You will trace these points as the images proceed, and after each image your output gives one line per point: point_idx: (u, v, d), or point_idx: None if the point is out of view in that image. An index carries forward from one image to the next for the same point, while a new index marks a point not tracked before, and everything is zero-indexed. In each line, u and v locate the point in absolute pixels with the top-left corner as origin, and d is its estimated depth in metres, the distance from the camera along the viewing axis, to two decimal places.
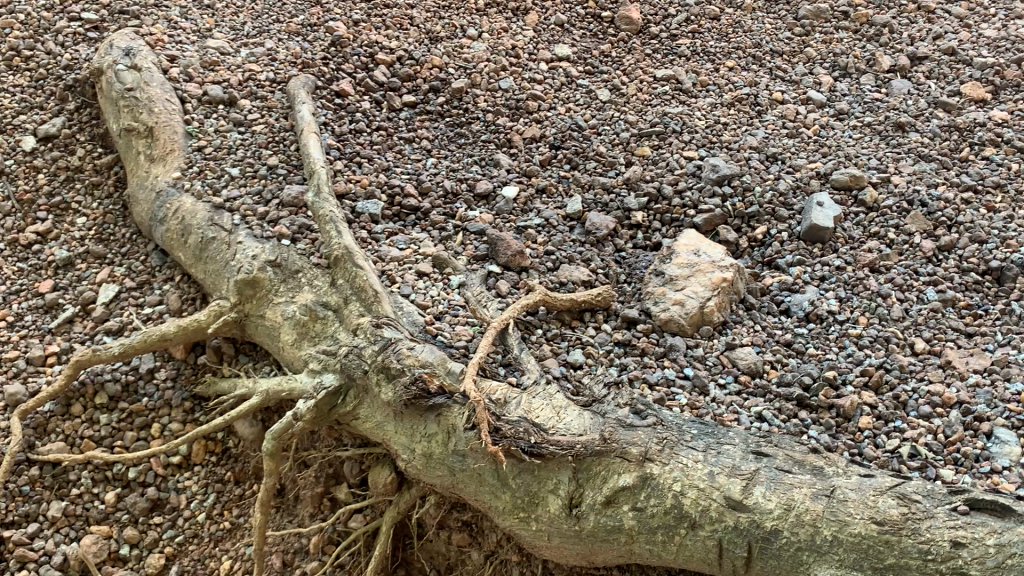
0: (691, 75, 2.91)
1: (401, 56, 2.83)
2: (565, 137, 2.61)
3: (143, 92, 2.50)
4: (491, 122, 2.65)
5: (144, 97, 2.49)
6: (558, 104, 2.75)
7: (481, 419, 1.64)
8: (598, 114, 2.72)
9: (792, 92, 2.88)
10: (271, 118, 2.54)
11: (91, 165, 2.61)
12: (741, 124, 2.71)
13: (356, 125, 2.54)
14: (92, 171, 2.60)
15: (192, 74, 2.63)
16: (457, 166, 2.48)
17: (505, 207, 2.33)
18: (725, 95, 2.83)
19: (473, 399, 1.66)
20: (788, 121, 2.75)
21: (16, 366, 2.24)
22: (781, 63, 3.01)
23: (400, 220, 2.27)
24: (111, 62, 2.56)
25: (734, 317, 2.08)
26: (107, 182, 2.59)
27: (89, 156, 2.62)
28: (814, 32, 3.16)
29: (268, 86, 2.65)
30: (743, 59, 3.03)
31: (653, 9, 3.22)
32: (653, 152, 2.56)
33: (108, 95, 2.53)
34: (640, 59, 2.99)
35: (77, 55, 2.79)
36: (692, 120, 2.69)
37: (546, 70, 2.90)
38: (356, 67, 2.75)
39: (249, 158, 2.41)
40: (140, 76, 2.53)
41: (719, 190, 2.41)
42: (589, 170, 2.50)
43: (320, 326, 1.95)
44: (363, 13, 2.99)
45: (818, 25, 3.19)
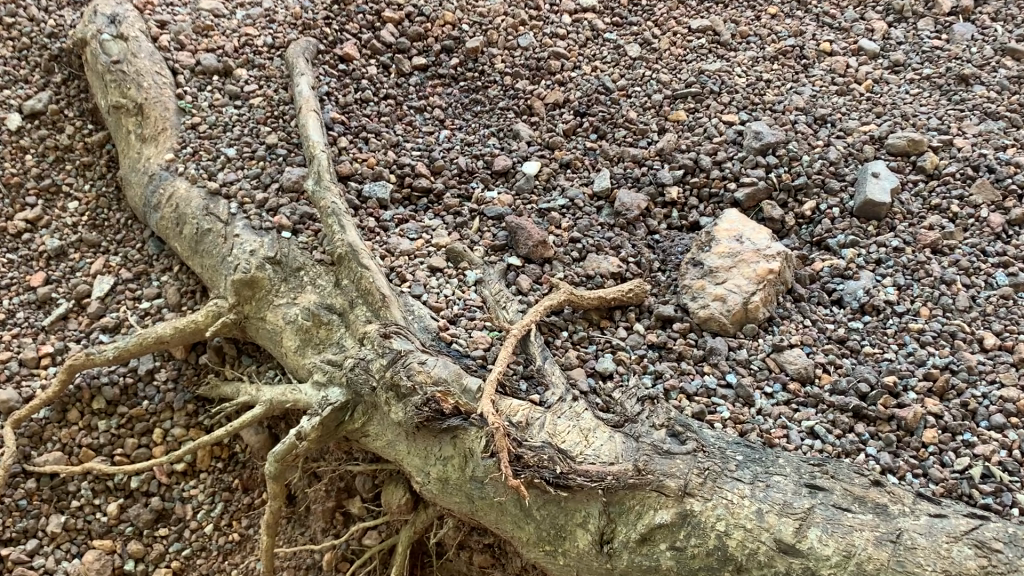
0: (729, 25, 2.64)
1: (410, 13, 2.57)
2: (591, 102, 2.37)
3: (131, 64, 2.28)
4: (509, 86, 2.43)
5: (132, 70, 2.27)
6: (585, 63, 2.51)
7: (500, 448, 1.47)
8: (627, 73, 2.48)
9: (842, 42, 2.61)
10: (270, 89, 2.35)
11: (81, 144, 2.43)
12: (786, 81, 2.46)
13: (362, 94, 2.32)
14: (84, 150, 2.43)
15: (184, 42, 2.42)
16: (473, 139, 2.26)
17: (525, 184, 2.12)
18: (767, 48, 2.57)
19: (492, 425, 1.50)
20: (837, 75, 2.49)
21: (7, 368, 2.10)
22: (829, 8, 2.73)
23: (411, 204, 2.08)
24: (95, 31, 2.33)
25: (780, 311, 1.87)
26: (99, 162, 2.42)
27: (79, 134, 2.44)
28: None
29: (267, 52, 2.44)
30: (786, 4, 2.75)
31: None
32: (688, 116, 2.33)
33: (94, 68, 2.31)
34: (673, 6, 2.72)
35: (63, 20, 2.57)
36: (731, 78, 2.45)
37: (570, 23, 2.64)
38: (361, 26, 2.52)
39: (246, 137, 2.22)
40: (127, 47, 2.31)
41: (763, 160, 2.18)
42: (618, 140, 2.28)
43: (324, 332, 1.78)
44: None
45: None
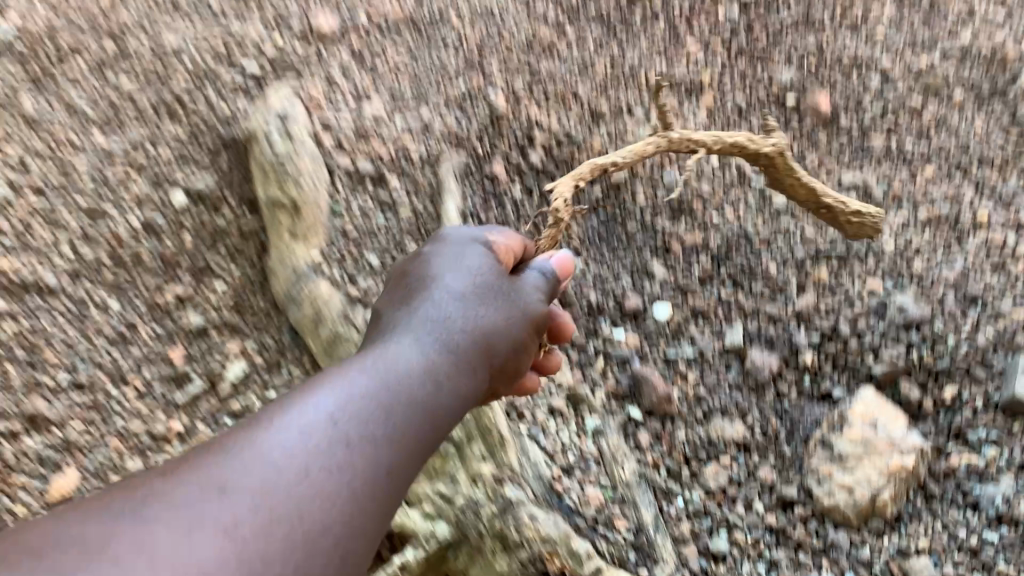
0: (880, 180, 2.50)
1: (559, 138, 2.46)
2: (732, 248, 2.23)
3: (295, 165, 2.07)
4: (649, 223, 2.23)
5: (295, 171, 2.07)
6: (727, 203, 2.30)
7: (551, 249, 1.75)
8: (772, 220, 2.29)
9: (1002, 213, 2.41)
10: (418, 204, 2.26)
11: (238, 229, 2.10)
12: (936, 249, 2.33)
13: (503, 216, 2.33)
14: (240, 236, 2.10)
15: (344, 144, 2.26)
16: (606, 271, 2.16)
17: (655, 329, 2.10)
18: (922, 210, 2.43)
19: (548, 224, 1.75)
20: (994, 249, 2.33)
21: (137, 439, 1.75)
22: (991, 174, 2.51)
23: (538, 333, 2.07)
24: (263, 127, 2.10)
25: (909, 508, 1.84)
26: (251, 250, 2.10)
27: (237, 221, 2.11)
28: None
29: (419, 165, 2.30)
30: (945, 166, 2.53)
31: (844, 96, 2.67)
32: (830, 278, 2.21)
33: (256, 161, 2.10)
34: (824, 155, 2.55)
35: (223, 48, 2.27)
36: (880, 240, 2.31)
37: (718, 164, 2.35)
38: (510, 143, 2.42)
39: (390, 245, 2.18)
40: (294, 147, 2.09)
41: (906, 335, 2.10)
42: (754, 292, 2.17)
43: (437, 461, 1.66)
44: (524, 82, 2.51)
45: None
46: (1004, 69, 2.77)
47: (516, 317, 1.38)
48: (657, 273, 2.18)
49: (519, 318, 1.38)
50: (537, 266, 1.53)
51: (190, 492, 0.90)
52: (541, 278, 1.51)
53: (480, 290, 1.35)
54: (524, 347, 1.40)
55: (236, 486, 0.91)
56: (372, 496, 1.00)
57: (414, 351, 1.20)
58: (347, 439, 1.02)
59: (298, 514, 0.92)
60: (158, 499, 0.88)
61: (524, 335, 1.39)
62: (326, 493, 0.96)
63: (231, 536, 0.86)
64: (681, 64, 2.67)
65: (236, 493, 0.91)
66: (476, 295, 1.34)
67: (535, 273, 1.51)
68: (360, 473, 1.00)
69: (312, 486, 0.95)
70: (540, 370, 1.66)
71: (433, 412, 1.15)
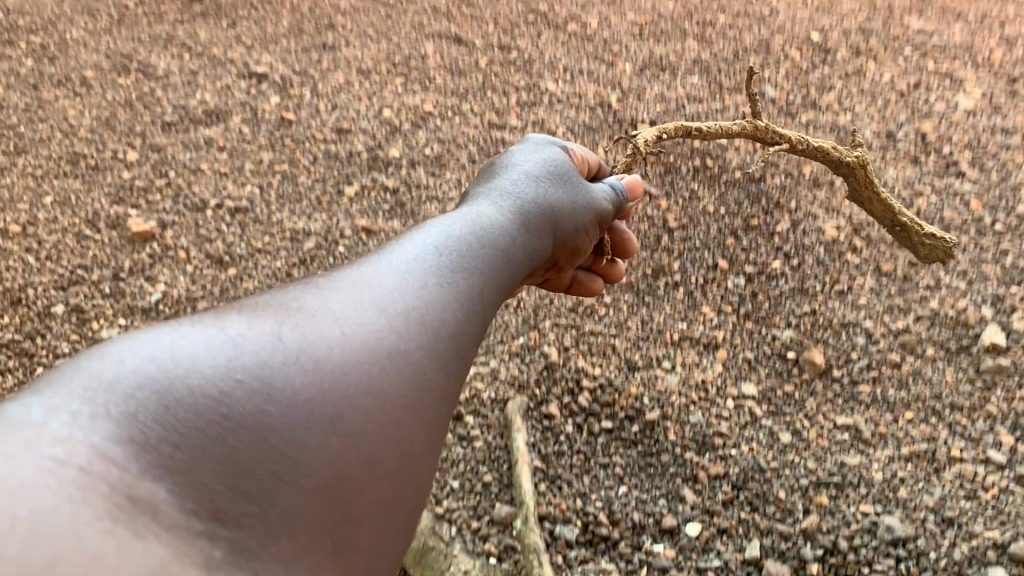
0: (869, 421, 2.57)
1: (602, 381, 2.69)
2: (747, 476, 2.45)
3: None
4: (680, 454, 2.52)
5: None
6: (744, 440, 2.54)
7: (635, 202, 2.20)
8: (779, 454, 2.50)
9: (971, 449, 2.49)
10: (488, 436, 2.59)
11: None
12: (918, 477, 2.43)
13: (559, 446, 2.55)
14: None
15: None
16: (645, 493, 2.43)
17: (687, 543, 2.31)
18: (903, 446, 2.50)
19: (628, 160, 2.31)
20: (967, 480, 2.41)
21: None
22: (960, 416, 2.56)
23: (592, 547, 2.34)
24: None
25: None
26: None
27: None
28: (998, 384, 2.62)
29: (490, 404, 2.67)
30: (921, 411, 2.59)
31: (836, 351, 2.74)
32: (830, 501, 2.38)
33: None
34: (819, 401, 2.63)
35: None
36: (870, 471, 2.45)
37: (732, 408, 2.62)
38: (563, 388, 2.68)
39: (468, 470, 2.52)
40: None
41: (894, 551, 2.27)
42: (767, 513, 2.38)
43: None
44: (571, 337, 2.82)
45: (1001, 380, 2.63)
46: (967, 331, 2.76)
47: (581, 212, 1.81)
48: (688, 496, 2.41)
49: (581, 206, 1.81)
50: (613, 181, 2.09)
51: (375, 273, 1.19)
52: (612, 190, 2.03)
53: (563, 180, 1.84)
54: (587, 234, 1.85)
55: (403, 271, 1.22)
56: (497, 268, 1.40)
57: (502, 209, 1.58)
58: (482, 243, 1.40)
59: (440, 289, 1.22)
60: (352, 277, 1.18)
61: (587, 224, 1.84)
62: (466, 269, 1.31)
63: (401, 305, 1.14)
64: (700, 323, 2.84)
65: (402, 271, 1.21)
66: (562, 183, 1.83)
67: (606, 187, 2.01)
68: (495, 250, 1.42)
69: (454, 265, 1.29)
70: (607, 277, 2.26)
71: (534, 244, 1.59)
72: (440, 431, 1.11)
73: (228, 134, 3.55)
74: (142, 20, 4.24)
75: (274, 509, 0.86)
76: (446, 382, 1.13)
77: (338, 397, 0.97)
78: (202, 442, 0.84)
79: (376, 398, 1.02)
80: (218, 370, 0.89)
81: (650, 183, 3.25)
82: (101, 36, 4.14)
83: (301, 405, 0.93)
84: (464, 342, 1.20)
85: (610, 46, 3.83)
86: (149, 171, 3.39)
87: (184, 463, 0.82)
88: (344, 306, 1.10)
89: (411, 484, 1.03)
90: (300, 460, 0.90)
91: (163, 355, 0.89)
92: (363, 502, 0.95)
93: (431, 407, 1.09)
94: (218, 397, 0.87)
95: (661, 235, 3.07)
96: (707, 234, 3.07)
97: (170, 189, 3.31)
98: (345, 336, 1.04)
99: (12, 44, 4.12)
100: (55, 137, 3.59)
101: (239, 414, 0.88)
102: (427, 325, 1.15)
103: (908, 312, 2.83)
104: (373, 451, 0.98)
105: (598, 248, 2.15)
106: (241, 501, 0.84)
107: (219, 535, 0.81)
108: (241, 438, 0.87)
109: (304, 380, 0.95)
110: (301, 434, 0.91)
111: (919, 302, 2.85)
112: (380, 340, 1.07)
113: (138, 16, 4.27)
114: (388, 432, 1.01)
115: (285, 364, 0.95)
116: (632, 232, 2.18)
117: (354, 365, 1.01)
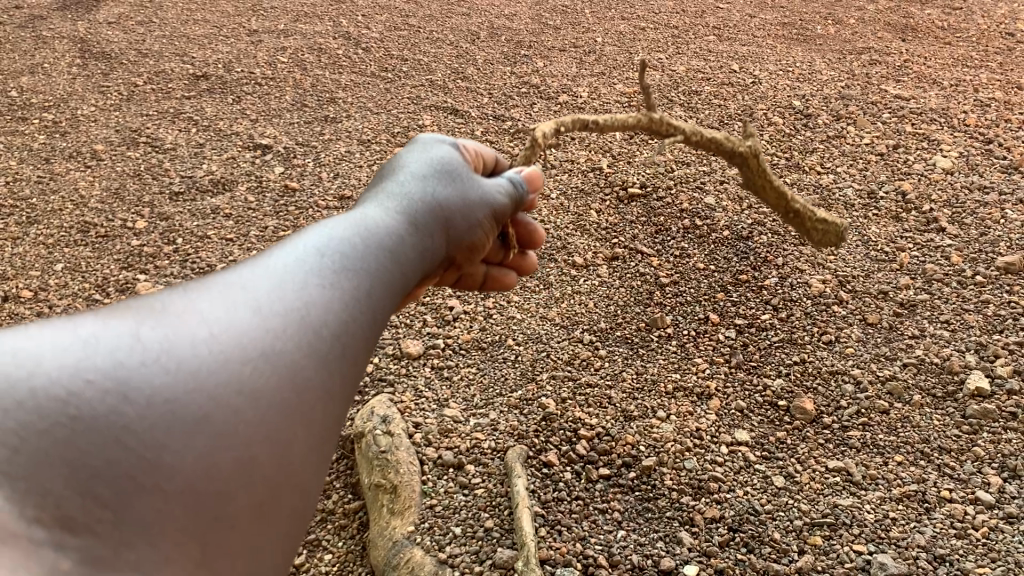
0: (860, 465, 2.48)
1: (600, 430, 2.62)
2: (743, 518, 2.36)
3: (394, 453, 2.56)
4: (676, 498, 2.43)
5: (394, 458, 2.55)
6: (738, 484, 2.46)
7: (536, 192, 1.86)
8: (774, 497, 2.42)
9: (960, 490, 2.39)
10: (490, 484, 2.52)
11: (341, 508, 2.60)
12: (911, 518, 2.32)
13: (558, 493, 2.47)
14: (341, 513, 2.59)
15: (431, 438, 2.66)
16: (643, 537, 2.34)
17: None
18: (893, 487, 2.41)
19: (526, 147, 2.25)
20: (958, 519, 2.31)
21: None
22: (950, 459, 2.47)
23: None
24: (370, 426, 2.65)
25: None
26: (351, 523, 2.56)
27: (340, 501, 2.62)
28: (982, 430, 2.54)
29: (490, 453, 2.61)
30: (912, 453, 2.50)
31: (826, 398, 2.69)
32: (824, 542, 2.29)
33: (363, 455, 2.61)
34: (812, 446, 2.56)
35: None
36: (862, 512, 2.35)
37: (726, 453, 2.55)
38: (561, 437, 2.62)
39: (470, 518, 2.43)
40: (393, 440, 2.60)
41: None
42: (763, 555, 2.27)
43: None
44: (569, 389, 2.77)
45: (985, 423, 2.56)
46: (953, 378, 2.69)
47: (477, 207, 1.49)
48: (685, 538, 2.31)
49: (480, 207, 1.50)
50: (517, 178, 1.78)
51: (251, 270, 1.03)
52: (511, 184, 1.73)
53: (463, 173, 1.53)
54: (486, 232, 1.52)
55: (282, 266, 1.05)
56: (391, 276, 1.15)
57: (389, 209, 1.27)
58: (369, 246, 1.14)
59: (325, 290, 1.04)
60: (222, 278, 1.01)
61: (485, 221, 1.51)
62: (350, 268, 1.09)
63: (278, 305, 0.99)
64: (693, 374, 2.80)
65: (280, 268, 1.05)
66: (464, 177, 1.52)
67: (503, 180, 1.70)
68: (383, 250, 1.16)
69: (339, 265, 1.08)
70: (520, 271, 2.03)
71: (431, 247, 1.30)
72: (332, 433, 1.00)
73: (234, 203, 3.69)
74: (150, 96, 4.43)
75: (129, 519, 0.80)
76: (334, 383, 1.01)
77: (203, 399, 0.88)
78: (48, 451, 0.80)
79: (248, 400, 0.91)
80: (67, 371, 0.85)
81: (642, 242, 3.34)
82: (111, 112, 4.33)
83: (159, 407, 0.86)
84: (357, 343, 1.05)
85: (600, 114, 4.03)
86: (157, 239, 3.52)
87: (30, 469, 0.79)
88: (214, 302, 0.96)
89: (296, 489, 0.94)
90: (161, 466, 0.84)
91: (10, 359, 0.84)
92: (234, 507, 0.87)
93: (316, 407, 0.98)
94: (65, 399, 0.83)
95: (653, 291, 3.13)
96: (696, 289, 3.11)
97: (177, 254, 3.43)
98: (212, 335, 0.93)
99: (28, 122, 4.34)
100: (67, 208, 3.75)
101: (91, 419, 0.83)
102: (308, 324, 1.00)
103: (894, 360, 2.77)
104: (245, 458, 0.89)
105: (506, 240, 1.91)
106: (94, 506, 0.79)
107: (68, 545, 0.76)
108: (91, 443, 0.82)
109: (164, 380, 0.87)
110: (160, 437, 0.85)
111: (905, 350, 2.80)
112: (253, 339, 0.95)
113: (146, 92, 4.46)
114: (266, 436, 0.92)
115: (142, 365, 0.87)
116: (536, 222, 1.97)
117: (224, 370, 0.91)
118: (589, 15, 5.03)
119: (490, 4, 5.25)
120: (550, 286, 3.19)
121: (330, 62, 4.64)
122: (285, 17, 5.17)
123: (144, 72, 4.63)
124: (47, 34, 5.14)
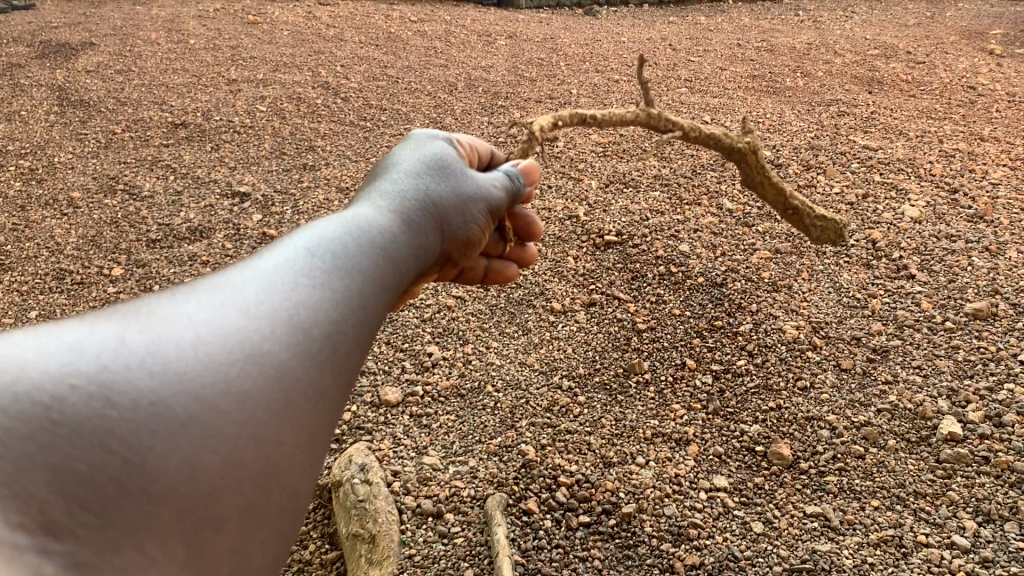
0: (838, 510, 2.50)
1: (579, 477, 2.62)
2: (722, 565, 2.36)
3: (372, 502, 2.54)
4: (656, 545, 2.43)
5: (372, 507, 2.52)
6: (718, 530, 2.47)
7: (533, 183, 1.89)
8: (753, 543, 2.42)
9: (936, 534, 2.40)
10: (469, 532, 2.50)
11: (318, 558, 2.57)
12: (889, 563, 2.33)
13: (539, 541, 2.47)
14: (318, 564, 2.55)
15: (410, 486, 2.65)
16: None
17: None
18: (870, 532, 2.42)
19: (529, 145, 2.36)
20: (935, 564, 2.32)
21: None
22: (925, 503, 2.49)
23: None
24: (349, 475, 2.63)
25: None
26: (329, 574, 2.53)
27: (317, 551, 2.59)
28: (956, 474, 2.57)
29: (470, 501, 2.60)
30: (888, 498, 2.52)
31: (802, 443, 2.72)
32: None
33: (340, 504, 2.59)
34: (789, 491, 2.58)
35: None
36: (841, 557, 2.36)
37: (705, 499, 2.56)
38: (541, 484, 2.62)
39: (449, 568, 2.42)
40: (372, 488, 2.58)
41: None
42: None
43: None
44: (547, 436, 2.78)
45: (959, 467, 2.58)
46: (926, 423, 2.72)
47: (471, 205, 1.53)
48: None
49: (471, 203, 1.54)
50: (510, 170, 1.82)
51: (242, 274, 1.05)
52: (505, 178, 1.76)
53: (458, 170, 1.57)
54: (479, 228, 1.56)
55: (273, 267, 1.07)
56: (382, 273, 1.17)
57: (381, 208, 1.30)
58: (360, 245, 1.17)
59: (314, 290, 1.07)
60: (214, 281, 1.03)
61: (479, 217, 1.56)
62: (340, 267, 1.12)
63: (268, 306, 1.02)
64: (671, 420, 2.83)
65: (270, 270, 1.07)
66: (460, 173, 1.56)
67: (499, 174, 1.74)
68: (377, 248, 1.19)
69: (329, 265, 1.11)
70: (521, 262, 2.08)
71: (423, 244, 1.33)
72: (320, 431, 1.03)
73: (211, 249, 3.69)
74: (128, 144, 4.45)
75: (114, 524, 0.81)
76: (323, 381, 1.03)
77: (190, 401, 0.90)
78: (30, 455, 0.81)
79: (235, 401, 0.93)
80: (51, 374, 0.85)
81: (619, 289, 3.39)
82: (89, 160, 4.35)
83: (144, 410, 0.87)
84: (347, 340, 1.07)
85: (576, 164, 4.12)
86: (133, 285, 3.51)
87: (12, 475, 0.78)
88: (204, 305, 0.98)
89: (282, 489, 0.96)
90: (147, 470, 0.85)
91: None
92: (221, 508, 0.89)
93: (304, 403, 1.00)
94: (49, 403, 0.83)
95: (631, 337, 3.16)
96: (673, 335, 3.15)
97: None
98: (199, 336, 0.94)
99: (4, 169, 4.34)
100: (42, 255, 3.74)
101: (73, 422, 0.83)
102: (297, 324, 1.02)
103: (868, 406, 2.81)
104: (232, 460, 0.91)
105: (502, 233, 1.96)
106: (79, 512, 0.80)
107: (52, 549, 0.76)
108: (76, 446, 0.83)
109: (150, 383, 0.88)
110: (147, 441, 0.86)
111: (878, 396, 2.84)
112: (241, 338, 0.97)
113: (124, 140, 4.49)
114: (253, 437, 0.93)
115: (129, 367, 0.88)
116: (535, 215, 1.99)
117: (212, 372, 0.93)
118: (565, 67, 5.14)
119: (467, 55, 5.35)
120: (529, 334, 3.22)
121: (310, 111, 4.70)
122: (264, 66, 5.23)
123: (122, 120, 4.66)
124: (25, 82, 5.16)
